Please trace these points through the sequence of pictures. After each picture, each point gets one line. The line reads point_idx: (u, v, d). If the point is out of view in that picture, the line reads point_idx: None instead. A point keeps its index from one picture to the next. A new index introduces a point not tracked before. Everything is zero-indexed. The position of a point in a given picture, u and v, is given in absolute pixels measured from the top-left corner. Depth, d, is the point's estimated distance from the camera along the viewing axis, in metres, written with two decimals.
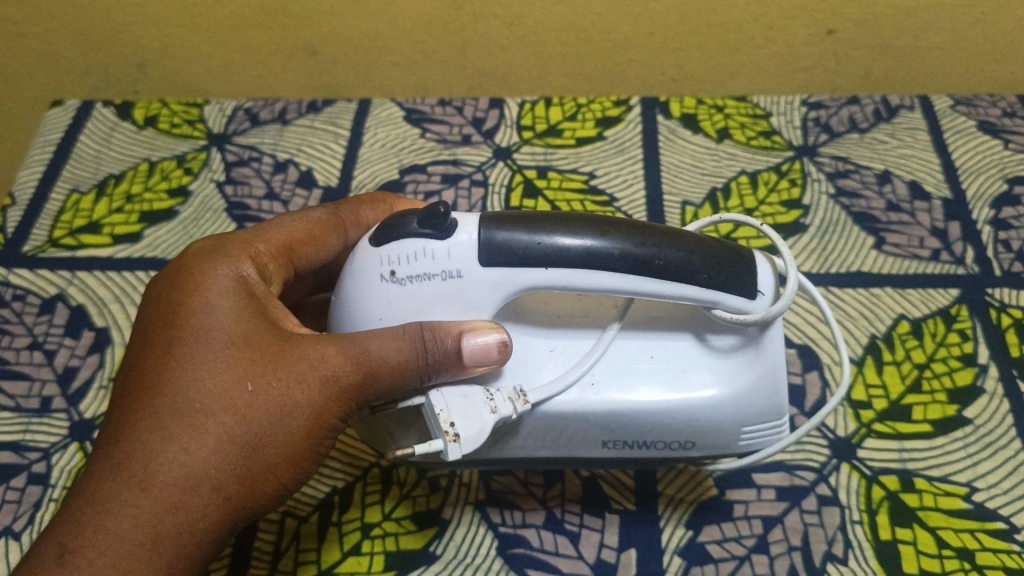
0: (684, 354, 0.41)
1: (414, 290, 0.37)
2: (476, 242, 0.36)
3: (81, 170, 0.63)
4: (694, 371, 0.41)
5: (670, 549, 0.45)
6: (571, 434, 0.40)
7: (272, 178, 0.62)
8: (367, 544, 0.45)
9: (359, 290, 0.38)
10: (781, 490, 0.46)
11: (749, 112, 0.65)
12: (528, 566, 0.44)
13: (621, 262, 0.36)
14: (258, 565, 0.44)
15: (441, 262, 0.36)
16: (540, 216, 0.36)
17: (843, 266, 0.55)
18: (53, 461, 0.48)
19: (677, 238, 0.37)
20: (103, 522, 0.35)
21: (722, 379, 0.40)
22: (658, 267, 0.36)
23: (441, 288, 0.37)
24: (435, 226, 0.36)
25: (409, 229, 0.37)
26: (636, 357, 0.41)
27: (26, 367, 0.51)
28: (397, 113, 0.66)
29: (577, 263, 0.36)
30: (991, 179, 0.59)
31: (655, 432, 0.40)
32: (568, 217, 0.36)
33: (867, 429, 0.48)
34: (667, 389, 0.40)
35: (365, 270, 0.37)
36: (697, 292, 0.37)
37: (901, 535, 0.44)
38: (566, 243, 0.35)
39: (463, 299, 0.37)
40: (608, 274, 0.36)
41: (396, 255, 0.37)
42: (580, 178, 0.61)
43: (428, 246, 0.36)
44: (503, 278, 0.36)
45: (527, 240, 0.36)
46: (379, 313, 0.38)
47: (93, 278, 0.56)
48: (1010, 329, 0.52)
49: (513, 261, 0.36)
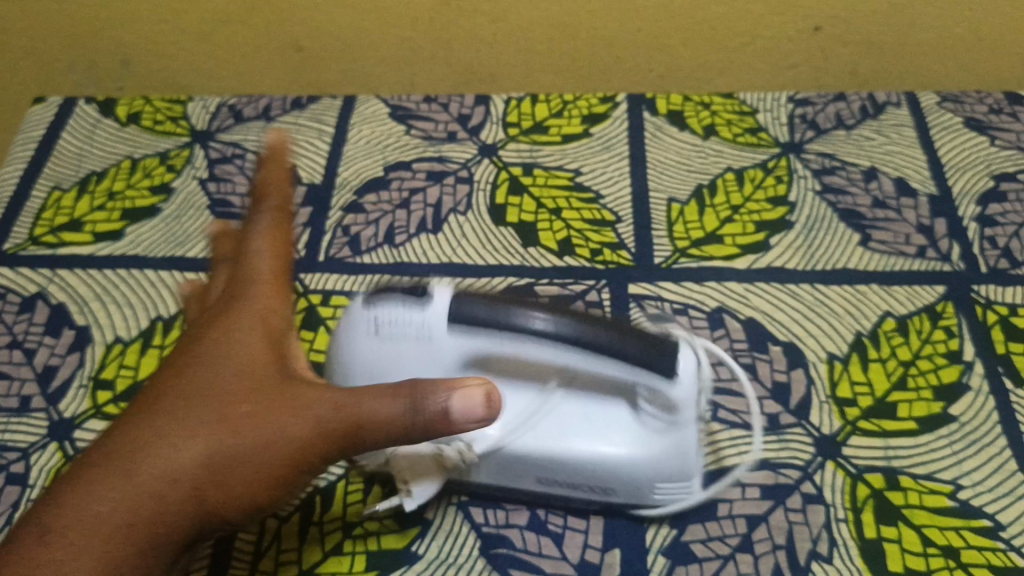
0: (608, 422, 0.43)
1: (392, 348, 0.41)
2: (444, 313, 0.39)
3: (62, 169, 0.62)
4: (615, 433, 0.42)
5: (654, 548, 0.44)
6: (518, 470, 0.43)
7: (255, 176, 0.61)
8: (349, 543, 0.44)
9: (345, 341, 0.42)
10: (766, 489, 0.46)
11: (736, 109, 0.64)
12: (510, 565, 0.44)
13: (553, 341, 0.37)
14: (238, 566, 0.44)
15: (419, 324, 0.40)
16: (500, 298, 0.39)
17: (828, 263, 0.55)
18: (32, 460, 0.47)
19: (622, 335, 0.38)
20: (75, 503, 0.33)
21: (640, 445, 0.42)
22: (596, 345, 0.37)
23: (415, 347, 0.40)
24: (415, 296, 0.40)
25: (393, 299, 0.41)
26: (571, 417, 0.43)
27: (5, 366, 0.51)
28: (382, 110, 0.65)
29: (519, 339, 0.38)
30: (977, 175, 0.59)
31: (583, 478, 0.43)
32: (522, 301, 0.38)
33: (852, 427, 0.48)
34: (591, 446, 0.42)
35: (354, 326, 0.42)
36: (628, 372, 0.38)
37: (886, 534, 0.44)
38: (513, 322, 0.37)
39: (433, 356, 0.41)
40: (543, 350, 0.38)
41: (381, 318, 0.41)
42: (566, 175, 0.60)
43: (408, 313, 0.40)
44: (466, 343, 0.39)
45: (483, 317, 0.38)
46: (362, 364, 0.42)
47: (73, 275, 0.55)
48: (995, 326, 0.52)
49: (473, 329, 0.38)
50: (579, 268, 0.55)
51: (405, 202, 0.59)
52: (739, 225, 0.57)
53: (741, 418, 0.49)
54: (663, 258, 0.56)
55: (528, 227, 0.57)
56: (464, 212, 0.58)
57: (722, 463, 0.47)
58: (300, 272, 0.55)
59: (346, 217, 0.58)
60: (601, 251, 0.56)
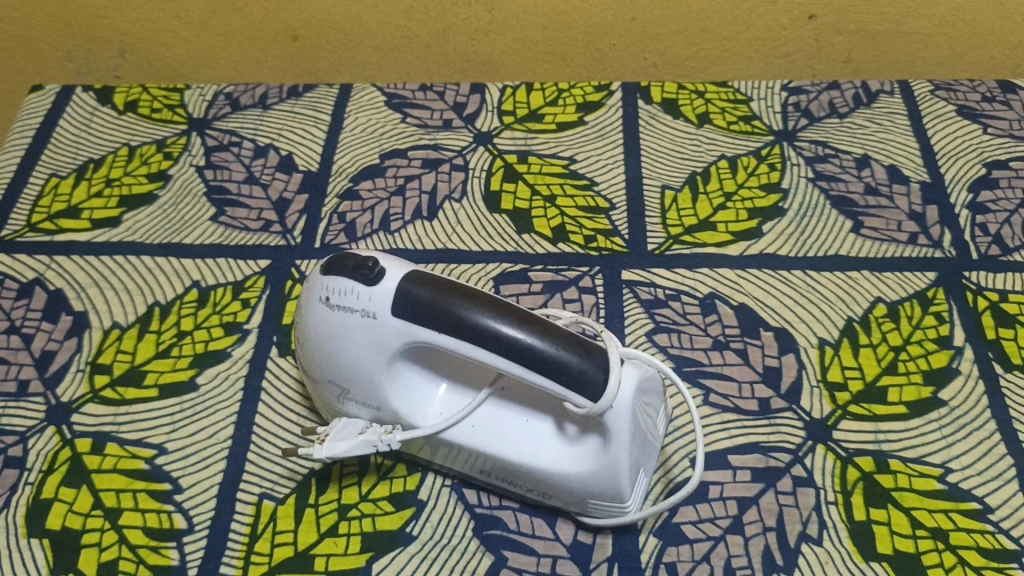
0: (546, 432, 0.42)
1: (338, 317, 0.40)
2: (393, 292, 0.38)
3: (59, 156, 0.62)
4: (547, 450, 0.42)
5: (646, 530, 0.45)
6: (455, 458, 0.44)
7: (252, 163, 0.61)
8: (344, 525, 0.45)
9: (305, 306, 0.42)
10: (756, 472, 0.46)
11: (730, 97, 0.65)
12: (504, 547, 0.44)
13: (489, 343, 0.36)
14: (234, 548, 0.44)
15: (364, 302, 0.39)
16: (455, 287, 0.38)
17: (820, 250, 0.55)
18: (29, 445, 0.48)
19: (556, 336, 0.37)
20: None
21: (572, 461, 0.41)
22: (528, 358, 0.36)
23: (357, 323, 0.39)
24: (364, 273, 0.39)
25: (344, 268, 0.40)
26: (511, 421, 0.43)
27: (3, 351, 0.51)
28: (377, 98, 0.65)
29: (459, 334, 0.37)
30: (970, 163, 0.60)
31: (516, 480, 0.43)
32: (475, 295, 0.37)
33: (842, 411, 0.48)
34: (523, 454, 0.42)
35: (311, 290, 0.41)
36: (556, 388, 0.37)
37: (876, 516, 0.45)
38: (458, 316, 0.37)
39: (374, 338, 0.39)
40: (481, 352, 0.37)
41: (333, 286, 0.40)
42: (561, 163, 0.61)
43: (354, 286, 0.39)
44: (406, 330, 0.38)
45: (429, 304, 0.37)
46: (313, 325, 0.41)
47: (71, 262, 0.56)
48: (986, 312, 0.52)
49: (418, 318, 0.38)
50: (573, 255, 0.55)
51: (400, 189, 0.59)
52: (732, 211, 0.58)
53: (733, 401, 0.49)
54: (656, 244, 0.56)
55: (522, 215, 0.57)
56: (459, 199, 0.59)
57: (714, 447, 0.48)
58: (297, 259, 0.55)
59: (342, 203, 0.59)
60: (595, 238, 0.56)
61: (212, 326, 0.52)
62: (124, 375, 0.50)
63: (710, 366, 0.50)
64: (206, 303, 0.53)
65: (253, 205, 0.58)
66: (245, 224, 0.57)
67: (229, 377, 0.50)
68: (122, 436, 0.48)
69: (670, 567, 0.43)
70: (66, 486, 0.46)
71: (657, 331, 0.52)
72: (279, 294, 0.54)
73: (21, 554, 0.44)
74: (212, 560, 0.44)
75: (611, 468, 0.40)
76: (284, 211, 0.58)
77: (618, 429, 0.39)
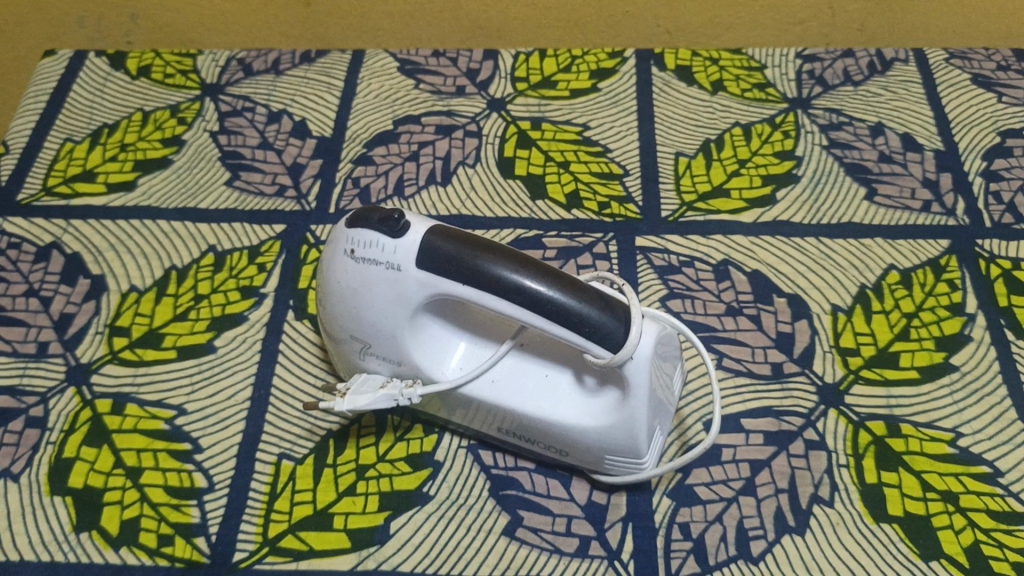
0: (565, 387, 0.43)
1: (362, 270, 0.40)
2: (417, 245, 0.39)
3: (74, 120, 0.62)
4: (566, 403, 0.43)
5: (660, 490, 0.45)
6: (474, 412, 0.44)
7: (266, 129, 0.61)
8: (362, 485, 0.45)
9: (328, 259, 0.42)
10: (769, 435, 0.47)
11: (744, 64, 0.64)
12: (520, 507, 0.45)
13: (513, 295, 0.37)
14: (254, 507, 0.45)
15: (388, 254, 0.39)
16: (479, 240, 0.39)
17: (834, 217, 0.56)
18: (50, 405, 0.48)
19: (577, 290, 0.38)
20: None
21: (591, 413, 0.42)
22: (551, 311, 0.37)
23: (382, 275, 0.40)
24: (389, 225, 0.39)
25: (369, 221, 0.40)
26: (531, 376, 0.43)
27: (22, 314, 0.52)
28: (391, 64, 0.65)
29: (484, 286, 0.38)
30: (984, 132, 0.60)
31: (535, 433, 0.43)
32: (498, 247, 0.38)
33: (855, 376, 0.49)
34: (543, 406, 0.43)
35: (335, 243, 0.42)
36: (577, 339, 0.38)
37: (887, 479, 0.45)
38: (482, 267, 0.38)
39: (398, 290, 0.40)
40: (505, 303, 0.38)
41: (358, 239, 0.40)
42: (575, 129, 0.61)
43: (380, 238, 0.39)
44: (430, 283, 0.39)
45: (453, 256, 0.38)
46: (337, 278, 0.41)
47: (88, 226, 0.56)
48: (998, 280, 0.52)
49: (442, 271, 0.38)
50: (587, 221, 0.56)
51: (414, 155, 0.60)
52: (746, 178, 0.58)
53: (746, 365, 0.50)
54: (670, 211, 0.56)
55: (536, 181, 0.58)
56: (473, 164, 0.59)
57: (727, 410, 0.48)
58: (312, 224, 0.56)
59: (356, 169, 0.59)
60: (608, 204, 0.56)
61: (229, 290, 0.53)
62: (143, 337, 0.51)
63: (723, 331, 0.51)
64: (223, 267, 0.54)
65: (268, 170, 0.59)
66: (260, 189, 0.57)
67: (246, 340, 0.51)
68: (141, 396, 0.49)
69: (683, 527, 0.44)
70: (87, 446, 0.47)
71: (671, 297, 0.52)
72: (295, 259, 0.54)
73: (44, 511, 0.45)
74: (233, 518, 0.44)
75: (630, 425, 0.40)
76: (298, 176, 0.58)
77: (637, 382, 0.40)
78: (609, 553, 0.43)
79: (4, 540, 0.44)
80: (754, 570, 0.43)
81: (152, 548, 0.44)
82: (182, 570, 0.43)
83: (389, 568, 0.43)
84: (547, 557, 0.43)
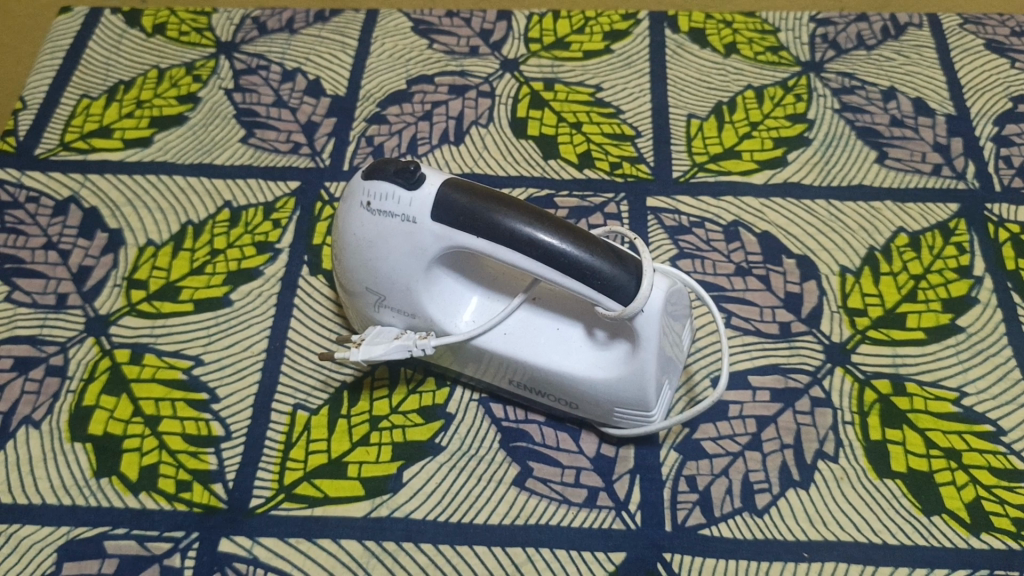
0: (576, 340, 0.44)
1: (378, 222, 0.41)
2: (433, 197, 0.39)
3: (90, 77, 0.62)
4: (578, 356, 0.43)
5: (667, 444, 0.46)
6: (488, 364, 0.45)
7: (280, 87, 0.61)
8: (375, 436, 0.46)
9: (345, 210, 0.43)
10: (776, 392, 0.48)
11: (758, 28, 0.64)
12: (530, 459, 0.46)
13: (527, 247, 0.38)
14: (270, 455, 0.46)
15: (404, 206, 0.40)
16: (494, 193, 0.39)
17: (844, 179, 0.56)
18: (69, 354, 0.49)
19: (590, 243, 0.38)
20: None
21: (601, 366, 0.43)
22: (563, 264, 0.38)
23: (397, 228, 0.40)
24: (405, 178, 0.40)
25: (385, 173, 0.40)
26: (543, 329, 0.44)
27: (41, 266, 0.53)
28: (404, 24, 0.65)
29: (498, 239, 0.38)
30: (996, 97, 0.60)
31: (547, 385, 0.44)
32: (513, 200, 0.39)
33: (862, 335, 0.49)
34: (554, 359, 0.43)
35: (352, 195, 0.42)
36: (588, 292, 0.38)
37: (891, 436, 0.46)
38: (496, 220, 0.38)
39: (413, 243, 0.41)
40: (519, 256, 0.38)
41: (374, 191, 0.41)
42: (587, 91, 0.61)
43: (396, 191, 0.40)
44: (445, 235, 0.40)
45: (467, 208, 0.39)
46: (353, 230, 0.42)
47: (105, 181, 0.57)
48: (1006, 243, 0.53)
49: (457, 224, 0.39)
50: (599, 181, 0.56)
51: (427, 115, 0.60)
52: (758, 140, 0.58)
53: (754, 324, 0.50)
54: (682, 172, 0.57)
55: (549, 142, 0.58)
56: (486, 124, 0.59)
57: (735, 367, 0.49)
58: (326, 181, 0.56)
59: (370, 127, 0.59)
60: (620, 165, 0.57)
61: (245, 246, 0.53)
62: (160, 290, 0.52)
63: (732, 291, 0.51)
64: (238, 222, 0.54)
65: (282, 128, 0.59)
66: (275, 146, 0.58)
67: (261, 294, 0.51)
68: (159, 347, 0.49)
69: (690, 480, 0.45)
70: (106, 394, 0.48)
71: (681, 257, 0.53)
72: (310, 215, 0.55)
73: (65, 456, 0.46)
74: (249, 465, 0.45)
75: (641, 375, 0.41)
76: (312, 133, 0.59)
77: (647, 336, 0.40)
78: (617, 504, 0.44)
79: (27, 483, 0.45)
80: (759, 522, 0.44)
81: (171, 494, 0.45)
82: (200, 515, 0.44)
83: (402, 515, 0.44)
84: (556, 507, 0.44)
